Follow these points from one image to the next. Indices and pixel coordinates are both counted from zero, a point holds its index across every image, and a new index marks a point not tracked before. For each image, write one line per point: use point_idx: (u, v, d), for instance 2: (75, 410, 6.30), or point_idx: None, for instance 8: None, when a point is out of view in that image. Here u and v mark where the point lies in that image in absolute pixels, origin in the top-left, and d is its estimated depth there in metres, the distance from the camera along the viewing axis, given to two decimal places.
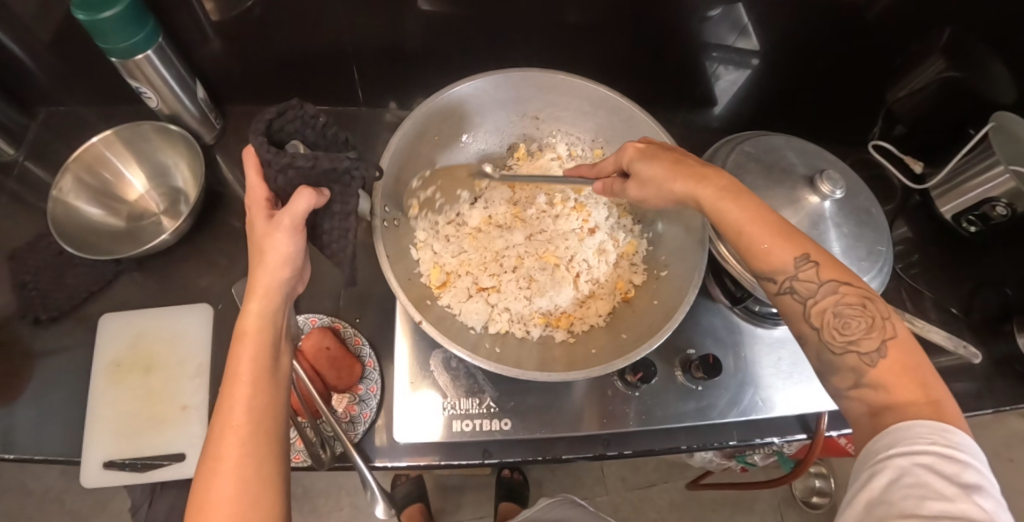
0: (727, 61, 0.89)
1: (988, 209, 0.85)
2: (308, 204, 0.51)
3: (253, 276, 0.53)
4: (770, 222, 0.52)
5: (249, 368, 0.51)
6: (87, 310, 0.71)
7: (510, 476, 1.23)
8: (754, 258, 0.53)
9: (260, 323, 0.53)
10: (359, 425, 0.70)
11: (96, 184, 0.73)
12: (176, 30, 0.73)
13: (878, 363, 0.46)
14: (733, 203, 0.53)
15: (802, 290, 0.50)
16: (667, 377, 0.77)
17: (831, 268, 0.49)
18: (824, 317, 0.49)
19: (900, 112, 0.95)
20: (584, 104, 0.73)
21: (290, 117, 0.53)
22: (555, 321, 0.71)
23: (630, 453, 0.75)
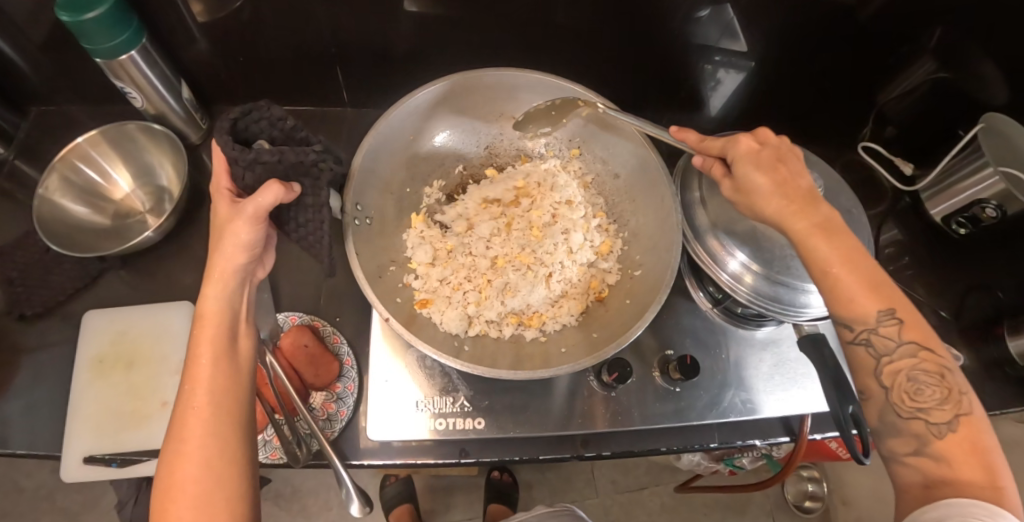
0: (726, 64, 0.89)
1: (978, 210, 0.86)
2: (274, 198, 0.49)
3: (209, 258, 0.51)
4: (860, 269, 0.51)
5: (210, 352, 0.50)
6: (74, 305, 0.73)
7: (500, 477, 1.24)
8: (832, 304, 0.52)
9: (218, 306, 0.51)
10: (335, 423, 0.63)
11: (83, 184, 0.75)
12: (164, 31, 0.74)
13: (946, 436, 0.46)
14: (825, 242, 0.51)
15: (878, 346, 0.50)
16: (644, 379, 0.68)
17: (915, 330, 0.49)
18: (895, 379, 0.49)
19: (891, 113, 0.96)
20: (563, 104, 0.70)
21: (255, 117, 0.53)
22: (527, 321, 0.65)
23: (609, 455, 0.66)
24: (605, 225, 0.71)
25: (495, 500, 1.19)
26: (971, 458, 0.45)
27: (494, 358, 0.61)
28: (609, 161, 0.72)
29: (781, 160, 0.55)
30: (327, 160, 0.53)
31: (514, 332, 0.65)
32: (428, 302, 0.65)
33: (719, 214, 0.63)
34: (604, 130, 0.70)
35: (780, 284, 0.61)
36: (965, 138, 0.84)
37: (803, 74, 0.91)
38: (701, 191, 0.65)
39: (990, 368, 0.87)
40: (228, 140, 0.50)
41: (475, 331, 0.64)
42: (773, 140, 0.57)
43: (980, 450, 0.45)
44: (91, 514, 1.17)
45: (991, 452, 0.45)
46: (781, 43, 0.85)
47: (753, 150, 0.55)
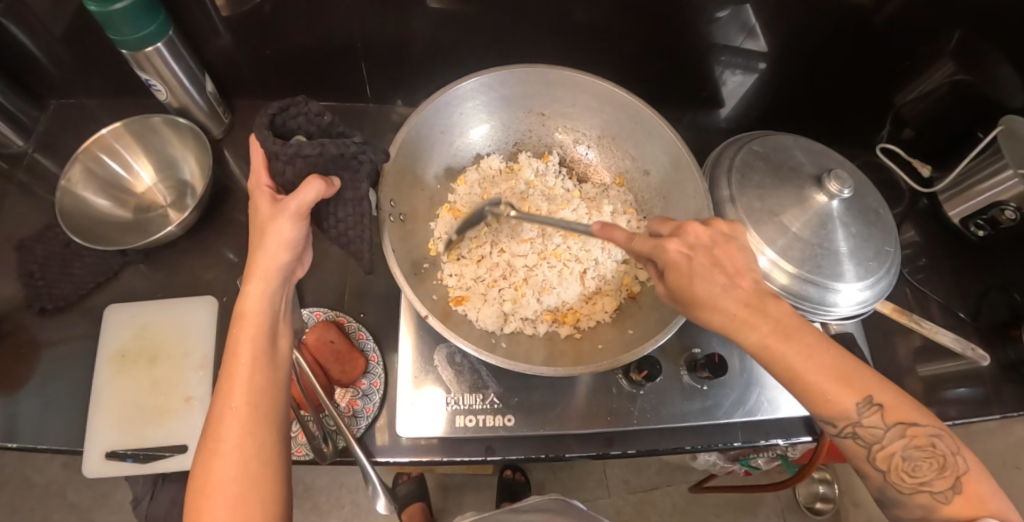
0: (741, 65, 0.89)
1: (997, 213, 0.85)
2: (316, 194, 0.49)
3: (250, 256, 0.51)
4: (828, 366, 0.48)
5: (248, 349, 0.50)
6: (93, 300, 0.73)
7: (512, 476, 1.24)
8: (811, 404, 0.49)
9: (258, 304, 0.51)
10: (361, 420, 0.63)
11: (105, 177, 0.75)
12: (187, 24, 0.73)
13: (953, 502, 0.45)
14: (790, 348, 0.48)
15: (866, 436, 0.48)
16: (671, 377, 0.68)
17: (896, 410, 0.47)
18: (891, 462, 0.48)
19: (909, 116, 0.96)
20: (592, 100, 0.70)
21: (292, 113, 0.53)
22: (563, 318, 0.66)
23: (635, 453, 0.65)
24: (635, 223, 0.72)
25: (508, 499, 1.19)
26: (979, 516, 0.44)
27: (529, 354, 0.62)
28: (638, 158, 0.72)
29: (719, 262, 0.50)
30: (367, 151, 0.54)
31: (550, 330, 0.66)
32: (463, 299, 0.65)
33: (750, 211, 0.63)
34: (633, 125, 0.69)
35: (810, 283, 0.61)
36: (985, 141, 0.84)
37: (824, 74, 0.91)
38: (730, 190, 0.65)
39: (1007, 370, 0.87)
40: (269, 136, 0.50)
41: (511, 328, 0.65)
42: (708, 235, 0.51)
43: (984, 505, 0.44)
44: (103, 509, 1.17)
45: (996, 503, 0.45)
46: (802, 43, 0.85)
47: (685, 261, 0.49)
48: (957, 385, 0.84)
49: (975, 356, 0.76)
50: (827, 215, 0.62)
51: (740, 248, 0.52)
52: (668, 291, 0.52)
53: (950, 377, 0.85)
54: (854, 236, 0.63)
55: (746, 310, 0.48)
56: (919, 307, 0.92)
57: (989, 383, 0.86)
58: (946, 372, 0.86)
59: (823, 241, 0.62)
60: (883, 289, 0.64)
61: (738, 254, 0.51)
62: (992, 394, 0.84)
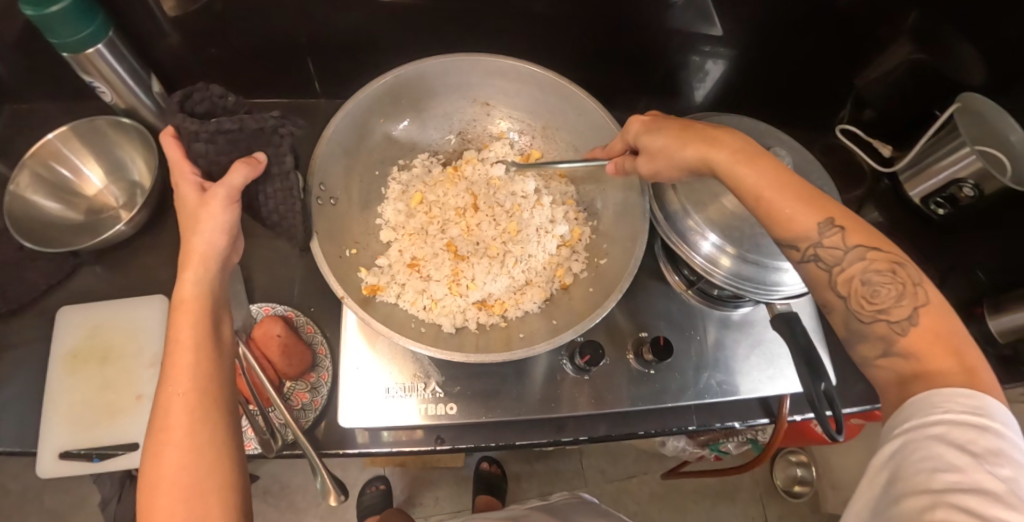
0: (712, 54, 0.89)
1: (956, 190, 0.85)
2: (245, 177, 0.51)
3: (185, 241, 0.51)
4: (791, 186, 0.51)
5: (189, 334, 0.49)
6: (48, 302, 0.73)
7: (489, 469, 1.27)
8: (776, 226, 0.51)
9: (198, 289, 0.51)
10: (309, 413, 0.63)
11: (56, 179, 0.74)
12: (133, 25, 0.73)
13: (910, 331, 0.44)
14: (749, 168, 0.52)
15: (827, 258, 0.49)
16: (618, 362, 0.67)
17: (857, 231, 0.48)
18: (850, 284, 0.48)
19: (869, 97, 0.96)
20: (536, 90, 0.70)
21: (198, 99, 0.53)
22: (488, 307, 0.66)
23: (587, 439, 0.66)
24: (573, 217, 0.72)
25: (484, 492, 1.22)
26: (944, 353, 0.43)
27: (460, 341, 0.63)
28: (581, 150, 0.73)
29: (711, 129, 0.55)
30: (286, 124, 0.53)
31: (478, 322, 0.66)
32: (379, 288, 0.65)
33: (687, 195, 0.63)
34: (574, 116, 0.70)
35: (748, 264, 0.61)
36: (943, 117, 0.85)
37: (781, 57, 0.91)
38: None
39: None
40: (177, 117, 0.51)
41: (435, 319, 0.65)
42: (664, 117, 0.62)
43: (943, 333, 0.43)
44: (79, 515, 1.17)
45: (964, 344, 0.43)
46: (758, 27, 0.84)
47: (651, 128, 0.58)
48: None
49: None
50: None
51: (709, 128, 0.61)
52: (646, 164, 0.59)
53: None
54: None
55: (715, 149, 0.53)
56: None
57: None
58: None
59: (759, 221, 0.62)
60: None
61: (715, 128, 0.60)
62: None
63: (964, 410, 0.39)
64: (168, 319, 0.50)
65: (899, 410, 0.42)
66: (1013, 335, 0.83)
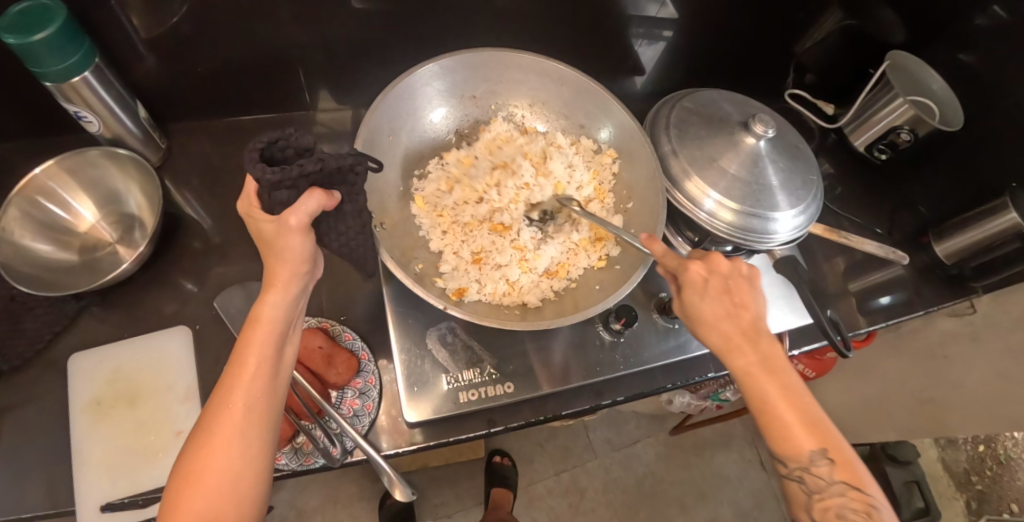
0: (647, 35, 0.95)
1: (894, 136, 0.97)
2: (318, 205, 0.49)
3: (268, 264, 0.50)
4: (804, 410, 0.52)
5: (258, 353, 0.49)
6: (52, 353, 0.69)
7: (501, 461, 1.30)
8: (777, 441, 0.52)
9: (275, 312, 0.50)
10: (364, 418, 0.64)
11: (45, 219, 0.69)
12: (109, 49, 0.70)
13: None
14: (768, 381, 0.53)
15: (810, 483, 0.51)
16: (646, 323, 0.73)
17: (847, 469, 0.50)
18: (825, 514, 0.51)
19: (809, 62, 1.06)
20: (517, 72, 0.76)
21: (279, 146, 0.49)
22: (556, 274, 0.71)
23: (624, 399, 0.71)
24: (591, 176, 0.77)
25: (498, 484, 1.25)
26: None
27: (543, 312, 0.67)
28: (572, 115, 0.79)
29: (728, 290, 0.56)
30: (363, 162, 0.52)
31: (552, 289, 0.70)
32: (463, 290, 0.67)
33: (691, 162, 0.69)
34: (561, 88, 0.77)
35: (753, 216, 0.68)
36: (879, 73, 0.96)
37: (734, 32, 0.99)
38: (670, 144, 0.71)
39: (924, 272, 1.00)
40: (264, 170, 0.47)
41: (520, 299, 0.68)
42: (728, 266, 0.57)
43: None
44: None
45: None
46: (714, 6, 0.92)
47: (702, 280, 0.56)
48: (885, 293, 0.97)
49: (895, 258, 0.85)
50: (757, 154, 0.69)
51: (752, 285, 0.57)
52: (680, 306, 0.58)
53: (875, 286, 0.98)
54: (782, 170, 0.70)
55: (743, 338, 0.54)
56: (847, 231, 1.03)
57: (912, 287, 0.98)
58: (872, 283, 0.98)
59: (758, 177, 0.69)
60: (813, 214, 0.73)
61: (748, 290, 0.57)
62: (914, 295, 0.98)
63: None
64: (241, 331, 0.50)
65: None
66: (957, 255, 0.95)
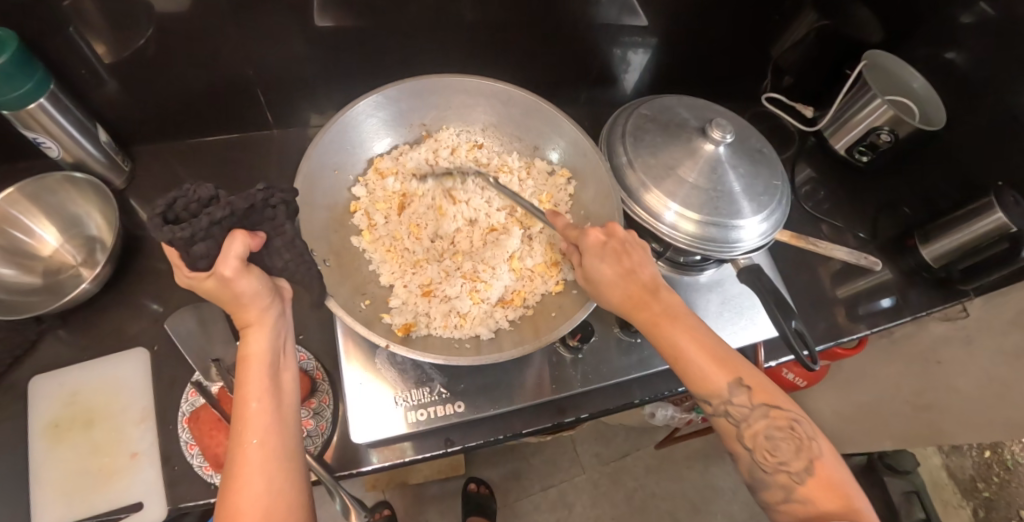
0: (639, 43, 0.95)
1: (875, 137, 0.94)
2: (244, 246, 0.48)
3: (235, 309, 0.50)
4: (709, 351, 0.55)
5: (256, 393, 0.49)
6: (13, 377, 0.69)
7: (476, 490, 1.28)
8: (693, 383, 0.55)
9: (261, 349, 0.50)
10: (315, 439, 0.63)
11: (6, 245, 0.70)
12: (68, 75, 0.71)
13: (804, 483, 0.50)
14: (672, 330, 0.55)
15: (735, 414, 0.54)
16: (606, 337, 0.71)
17: (762, 391, 0.54)
18: (755, 441, 0.53)
19: (786, 65, 1.05)
20: (465, 96, 0.75)
21: (182, 202, 0.48)
22: (510, 303, 0.70)
23: (588, 415, 0.69)
24: (545, 198, 0.75)
25: (474, 512, 1.22)
26: (828, 494, 0.49)
27: (499, 343, 0.66)
28: (525, 137, 0.78)
29: (626, 251, 0.58)
30: (274, 193, 0.53)
31: (507, 319, 0.69)
32: (411, 325, 0.65)
33: (645, 172, 0.68)
34: (509, 112, 0.75)
35: (711, 225, 0.66)
36: (855, 74, 0.94)
37: (705, 39, 0.98)
38: (626, 154, 0.70)
39: (910, 276, 0.97)
40: (172, 230, 0.45)
41: (472, 331, 0.67)
42: (606, 231, 0.59)
43: (833, 487, 0.49)
44: None
45: (840, 485, 0.50)
46: (679, 14, 0.91)
47: (602, 241, 0.58)
48: (870, 298, 0.94)
49: (868, 263, 0.94)
50: (716, 161, 0.68)
51: (637, 245, 0.59)
52: (581, 272, 0.59)
53: (861, 292, 0.95)
54: (743, 176, 0.69)
55: (638, 294, 0.57)
56: (828, 235, 1.01)
57: (897, 291, 0.96)
58: (857, 289, 0.96)
59: (716, 185, 0.67)
60: (778, 219, 0.70)
61: (638, 246, 0.59)
62: (900, 299, 0.95)
63: None
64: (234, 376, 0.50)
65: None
66: (945, 259, 0.93)
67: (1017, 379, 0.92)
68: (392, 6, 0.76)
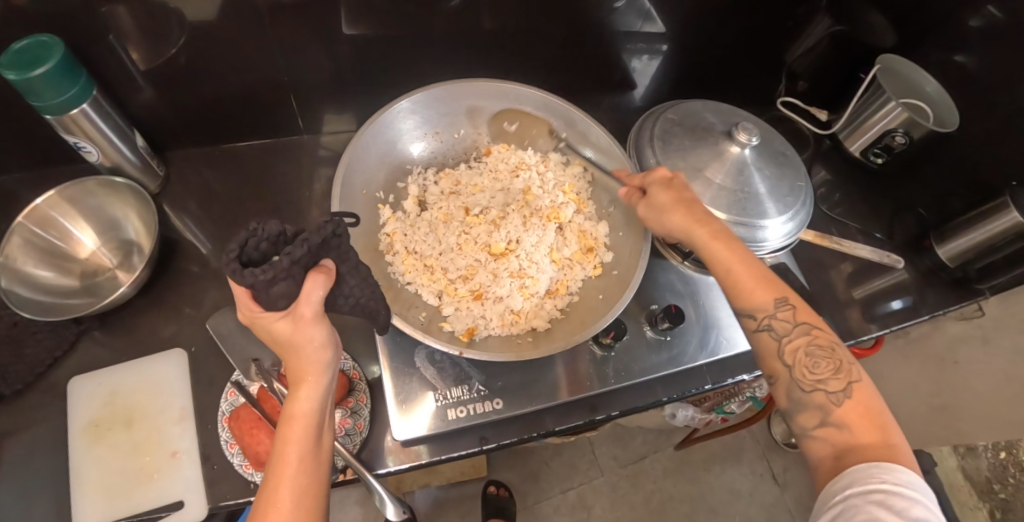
0: (646, 49, 0.96)
1: (889, 140, 0.96)
2: (322, 289, 0.47)
3: (292, 360, 0.48)
4: (755, 269, 0.57)
5: (296, 450, 0.47)
6: (53, 378, 0.70)
7: (497, 493, 1.29)
8: (737, 296, 0.57)
9: (309, 407, 0.48)
10: (355, 437, 0.64)
11: (47, 247, 0.71)
12: (108, 81, 0.73)
13: (843, 403, 0.50)
14: (723, 245, 0.59)
15: (779, 329, 0.55)
16: (637, 335, 0.72)
17: (805, 312, 0.55)
18: (796, 356, 0.53)
19: (801, 70, 1.08)
20: (476, 99, 0.75)
21: (254, 242, 0.44)
22: (557, 293, 0.72)
23: (618, 413, 0.71)
24: (568, 189, 0.77)
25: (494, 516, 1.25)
26: (862, 419, 0.49)
27: (555, 334, 0.68)
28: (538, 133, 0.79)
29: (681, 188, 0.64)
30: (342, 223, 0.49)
31: (555, 310, 0.71)
32: (473, 329, 0.67)
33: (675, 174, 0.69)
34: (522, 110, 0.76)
35: (739, 225, 0.68)
36: (868, 79, 0.94)
37: (722, 45, 0.99)
38: (655, 156, 0.71)
39: (928, 276, 0.97)
40: (257, 274, 0.42)
41: (528, 325, 0.69)
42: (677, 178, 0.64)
43: (865, 412, 0.49)
44: None
45: (878, 411, 0.49)
46: (697, 20, 0.92)
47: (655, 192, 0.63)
48: (889, 298, 0.95)
49: (889, 261, 0.96)
50: (742, 163, 0.70)
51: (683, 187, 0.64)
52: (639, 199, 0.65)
53: (879, 292, 0.96)
54: (769, 178, 0.70)
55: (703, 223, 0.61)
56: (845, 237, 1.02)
57: (914, 291, 0.96)
58: (876, 288, 0.96)
59: (743, 186, 0.69)
60: (803, 221, 0.72)
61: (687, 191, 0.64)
62: (918, 300, 0.95)
63: (891, 481, 0.43)
64: (276, 429, 0.47)
65: (834, 477, 0.46)
66: (961, 257, 0.93)
67: None
68: (419, 13, 0.78)
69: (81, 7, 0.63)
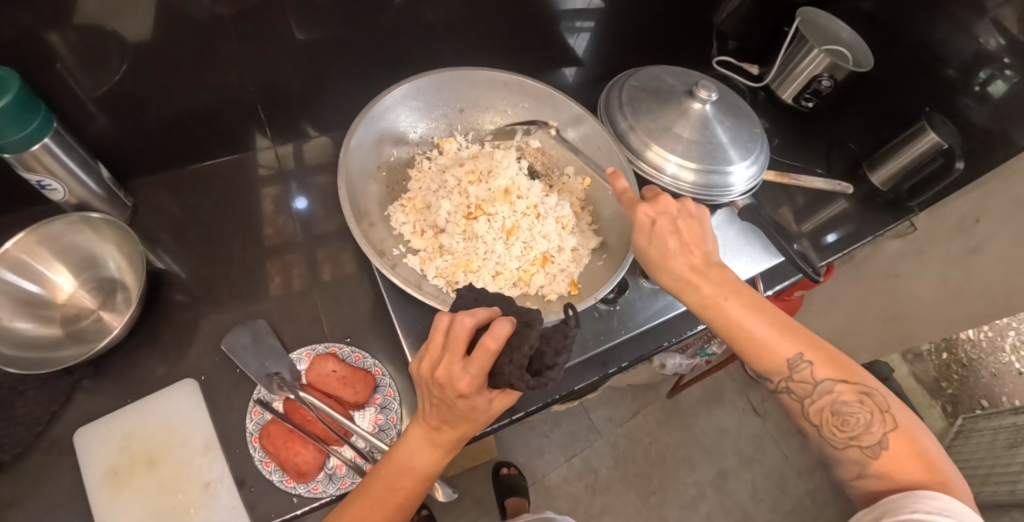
0: (569, 27, 0.99)
1: (817, 85, 1.05)
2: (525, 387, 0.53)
3: (446, 432, 0.51)
4: (779, 320, 0.58)
5: (403, 504, 0.51)
6: (53, 434, 0.66)
7: (508, 473, 1.31)
8: (754, 360, 0.58)
9: (431, 471, 0.52)
10: (390, 430, 0.68)
11: (21, 295, 0.66)
12: (60, 112, 0.69)
13: (879, 455, 0.52)
14: (731, 304, 0.58)
15: (799, 389, 0.56)
16: (635, 288, 0.78)
17: (827, 367, 0.55)
18: (822, 415, 0.56)
19: (729, 30, 1.15)
20: (388, 113, 0.76)
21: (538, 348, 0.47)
22: (579, 211, 0.80)
23: (627, 365, 0.75)
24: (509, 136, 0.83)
25: (511, 495, 1.24)
26: (912, 462, 0.50)
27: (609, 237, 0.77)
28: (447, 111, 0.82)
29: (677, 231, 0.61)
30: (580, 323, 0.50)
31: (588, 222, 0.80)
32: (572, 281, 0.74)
33: (649, 135, 0.74)
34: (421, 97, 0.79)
35: (712, 173, 0.73)
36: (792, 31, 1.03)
37: (658, 14, 1.06)
38: (627, 121, 0.76)
39: (868, 200, 1.07)
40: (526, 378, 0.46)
41: (589, 245, 0.77)
42: (675, 206, 0.62)
43: (911, 455, 0.51)
44: None
45: (925, 453, 0.51)
46: None
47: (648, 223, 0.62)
48: (837, 225, 1.05)
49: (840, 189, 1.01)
50: (705, 118, 0.75)
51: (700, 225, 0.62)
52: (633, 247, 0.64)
53: (829, 222, 1.05)
54: (729, 129, 0.77)
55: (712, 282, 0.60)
56: None
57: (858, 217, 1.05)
58: (824, 219, 1.05)
59: (709, 138, 0.75)
60: (763, 163, 0.79)
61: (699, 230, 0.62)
62: (860, 224, 1.04)
63: (925, 508, 0.46)
64: (391, 477, 0.52)
65: (870, 508, 0.50)
66: (892, 181, 1.04)
67: (967, 275, 1.06)
68: (376, 11, 0.78)
69: (23, 38, 0.59)
